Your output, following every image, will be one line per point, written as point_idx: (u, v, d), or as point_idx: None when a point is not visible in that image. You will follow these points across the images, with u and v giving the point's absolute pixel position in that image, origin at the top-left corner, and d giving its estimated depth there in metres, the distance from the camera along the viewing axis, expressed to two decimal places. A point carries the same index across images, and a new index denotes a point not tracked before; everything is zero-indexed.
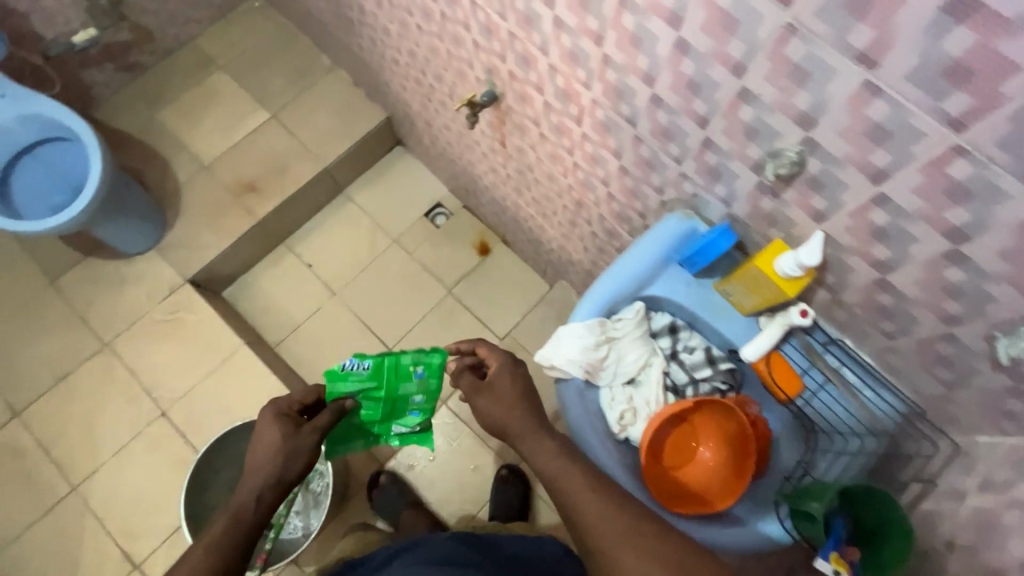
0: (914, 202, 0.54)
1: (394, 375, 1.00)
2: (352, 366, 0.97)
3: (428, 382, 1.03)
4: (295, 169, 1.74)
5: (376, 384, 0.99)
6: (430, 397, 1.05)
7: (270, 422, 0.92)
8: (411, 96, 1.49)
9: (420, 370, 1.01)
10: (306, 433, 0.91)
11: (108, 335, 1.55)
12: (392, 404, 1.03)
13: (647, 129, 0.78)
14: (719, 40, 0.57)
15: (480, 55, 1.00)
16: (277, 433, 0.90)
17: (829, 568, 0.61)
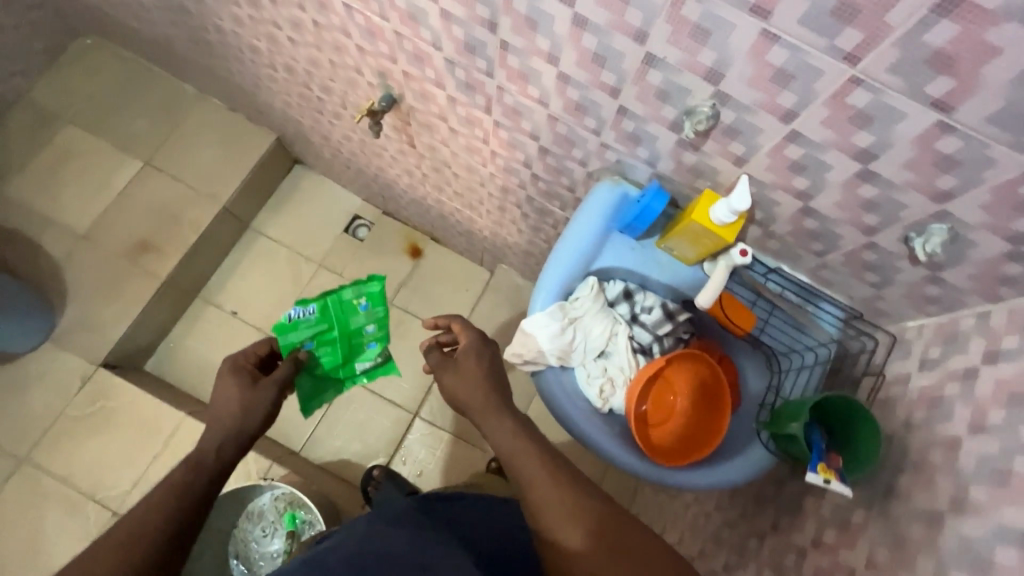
0: (823, 134, 0.57)
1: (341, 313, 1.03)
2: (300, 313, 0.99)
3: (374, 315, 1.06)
4: (191, 215, 1.59)
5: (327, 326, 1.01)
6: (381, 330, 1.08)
7: (229, 376, 0.87)
8: (300, 114, 1.40)
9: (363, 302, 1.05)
10: (262, 384, 0.86)
11: (23, 448, 1.36)
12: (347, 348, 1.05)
13: (560, 107, 0.77)
14: (616, 9, 0.57)
15: (366, 58, 0.93)
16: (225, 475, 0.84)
17: (821, 479, 0.66)
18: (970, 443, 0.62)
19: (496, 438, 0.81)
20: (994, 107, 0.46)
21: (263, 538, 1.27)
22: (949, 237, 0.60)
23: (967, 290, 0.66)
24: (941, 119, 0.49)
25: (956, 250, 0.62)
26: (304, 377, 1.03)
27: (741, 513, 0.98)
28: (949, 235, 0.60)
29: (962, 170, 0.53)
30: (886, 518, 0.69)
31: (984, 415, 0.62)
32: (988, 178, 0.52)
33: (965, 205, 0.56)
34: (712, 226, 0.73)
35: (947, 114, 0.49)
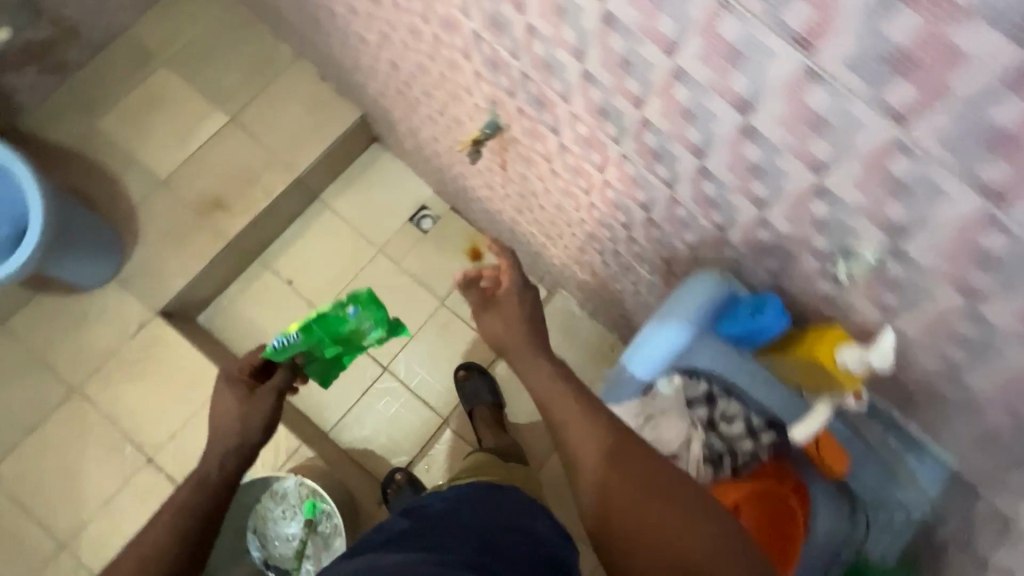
0: (1009, 321, 0.50)
1: (328, 323, 0.83)
2: (283, 341, 0.80)
3: (370, 313, 0.86)
4: (264, 180, 1.57)
5: (316, 339, 0.83)
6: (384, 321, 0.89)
7: (224, 389, 0.79)
8: (391, 102, 1.35)
9: (353, 308, 0.84)
10: (261, 394, 0.78)
11: (77, 379, 1.42)
12: (347, 340, 0.90)
13: (688, 194, 0.69)
14: (801, 136, 0.49)
15: (481, 84, 0.87)
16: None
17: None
18: None
19: (528, 378, 0.77)
20: None
21: (281, 519, 1.29)
22: None
23: None
24: None
25: None
26: (314, 365, 0.92)
27: None
28: None
29: None
30: None
31: None
32: None
33: None
34: (828, 375, 0.68)
35: None
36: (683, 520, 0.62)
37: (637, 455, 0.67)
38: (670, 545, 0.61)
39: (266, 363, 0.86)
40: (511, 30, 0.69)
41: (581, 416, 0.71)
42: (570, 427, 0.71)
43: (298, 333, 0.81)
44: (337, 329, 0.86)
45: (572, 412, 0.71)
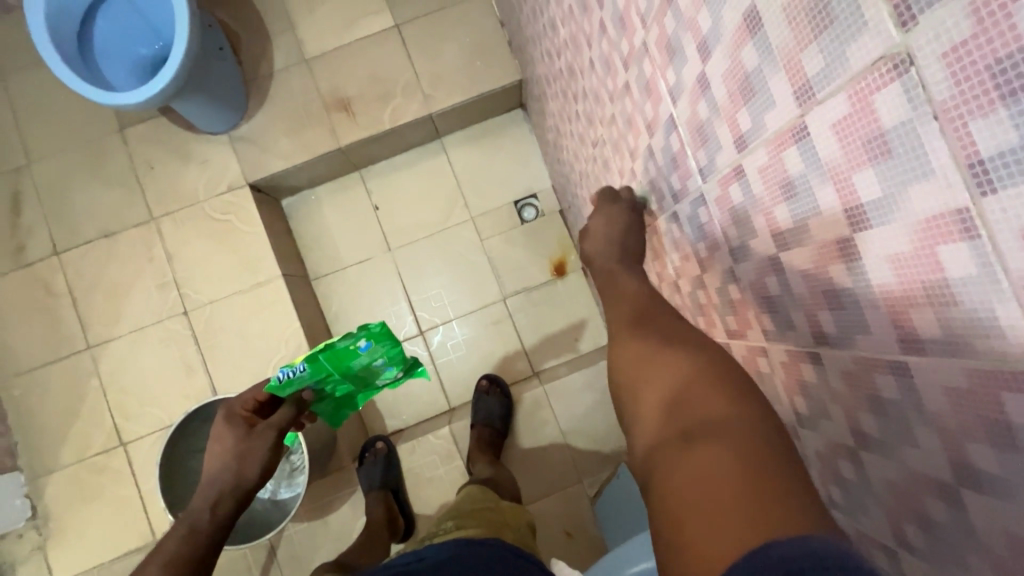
0: None
1: (338, 358, 0.87)
2: (289, 373, 0.84)
3: (379, 349, 0.90)
4: (398, 103, 1.49)
5: (326, 372, 0.88)
6: (390, 357, 0.93)
7: (223, 427, 0.83)
8: (552, 94, 1.20)
9: (363, 343, 0.87)
10: (262, 429, 0.82)
11: (158, 210, 1.47)
12: (359, 377, 0.95)
13: (816, 447, 0.53)
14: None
15: (648, 163, 0.72)
16: (229, 435, 0.82)
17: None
18: None
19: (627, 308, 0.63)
20: None
21: None
22: None
23: None
24: None
25: None
26: (323, 404, 0.98)
27: None
28: None
29: None
30: None
31: None
32: None
33: None
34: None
35: None
36: (726, 458, 0.39)
37: (698, 394, 0.46)
38: (695, 486, 0.39)
39: (273, 401, 0.88)
40: (715, 150, 0.53)
41: (665, 358, 0.51)
42: (638, 384, 0.53)
43: (306, 366, 0.85)
44: (347, 364, 0.90)
45: (652, 376, 0.51)
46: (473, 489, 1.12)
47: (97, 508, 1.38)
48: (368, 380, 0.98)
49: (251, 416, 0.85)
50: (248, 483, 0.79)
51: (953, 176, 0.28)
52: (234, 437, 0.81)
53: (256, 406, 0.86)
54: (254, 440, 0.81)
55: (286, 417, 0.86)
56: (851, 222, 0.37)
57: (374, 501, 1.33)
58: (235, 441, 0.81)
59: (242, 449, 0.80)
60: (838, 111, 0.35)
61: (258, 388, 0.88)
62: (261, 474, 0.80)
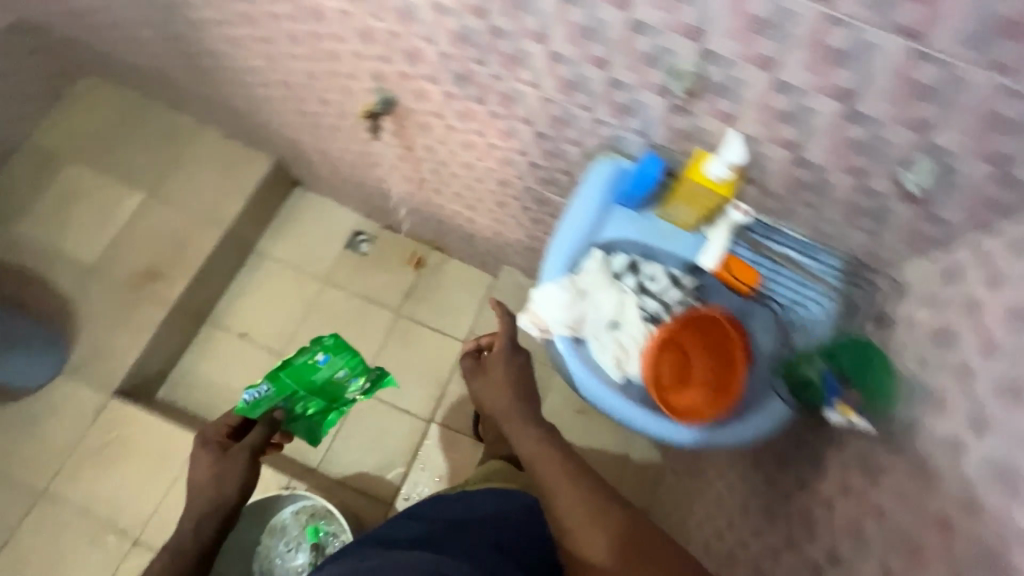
0: (805, 78, 0.60)
1: (299, 374, 1.03)
2: (254, 394, 0.99)
3: (339, 360, 1.06)
4: (196, 241, 1.62)
5: (291, 389, 1.01)
6: (353, 369, 1.07)
7: (199, 451, 0.94)
8: (297, 132, 1.44)
9: (320, 355, 1.05)
10: (232, 452, 0.93)
11: (41, 482, 1.36)
12: (328, 395, 1.06)
13: (553, 86, 0.80)
14: None
15: (363, 63, 0.98)
16: (203, 461, 0.93)
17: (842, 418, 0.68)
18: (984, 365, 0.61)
19: None
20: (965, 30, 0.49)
21: (286, 552, 1.25)
22: (936, 169, 0.63)
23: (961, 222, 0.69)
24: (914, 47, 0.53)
25: (944, 181, 0.64)
26: (299, 427, 1.05)
27: (763, 476, 0.95)
28: (936, 166, 0.62)
29: (940, 97, 0.56)
30: None
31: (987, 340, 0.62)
32: (965, 99, 0.55)
33: (947, 132, 0.59)
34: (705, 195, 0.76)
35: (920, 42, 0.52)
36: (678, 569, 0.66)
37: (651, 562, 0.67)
38: None
39: (245, 424, 1.00)
40: None
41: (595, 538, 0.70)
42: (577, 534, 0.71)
43: (270, 384, 1.00)
44: (310, 380, 1.04)
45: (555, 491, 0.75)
46: (489, 461, 1.18)
47: None
48: (337, 399, 1.07)
49: (225, 440, 0.96)
50: (229, 500, 0.91)
51: None
52: (210, 463, 0.92)
53: (230, 431, 0.98)
54: (226, 461, 0.93)
55: (257, 435, 0.96)
56: None
57: None
58: (211, 462, 0.93)
59: (216, 469, 0.92)
60: None
61: (229, 417, 1.00)
62: (240, 487, 0.92)
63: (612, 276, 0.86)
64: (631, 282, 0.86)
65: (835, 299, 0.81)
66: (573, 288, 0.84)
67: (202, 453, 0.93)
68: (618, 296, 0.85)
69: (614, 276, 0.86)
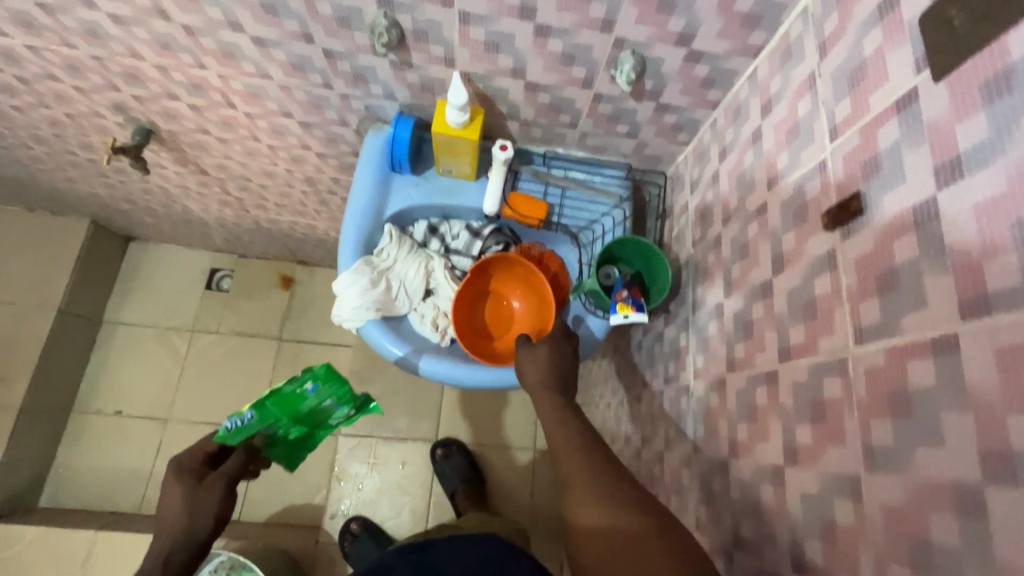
0: (484, 4, 0.59)
1: (286, 402, 0.82)
2: (236, 422, 0.79)
3: (329, 389, 0.84)
4: (25, 333, 1.46)
5: (275, 418, 0.81)
6: (343, 397, 0.86)
7: (171, 481, 0.74)
8: (89, 186, 1.30)
9: (310, 385, 0.82)
10: (209, 480, 0.74)
11: None
12: (313, 422, 0.86)
13: (281, 72, 0.75)
14: None
15: (93, 97, 0.88)
16: (176, 491, 0.73)
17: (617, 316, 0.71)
18: (727, 232, 0.66)
19: None
20: None
21: None
22: (637, 61, 0.64)
23: (689, 105, 0.72)
24: None
25: (652, 71, 0.66)
26: (283, 451, 0.88)
27: (625, 387, 0.99)
28: (636, 58, 0.64)
29: None
30: None
31: (727, 209, 0.66)
32: None
33: (625, 25, 0.60)
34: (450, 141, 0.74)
35: None
36: None
37: None
38: None
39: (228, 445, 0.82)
40: (39, 21, 0.72)
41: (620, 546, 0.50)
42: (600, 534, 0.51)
43: (253, 412, 0.80)
44: (297, 408, 0.83)
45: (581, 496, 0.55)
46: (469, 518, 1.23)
47: None
48: (323, 424, 0.89)
49: (204, 468, 0.77)
50: (202, 535, 0.71)
51: None
52: (182, 493, 0.72)
53: (209, 456, 0.79)
54: (200, 494, 0.73)
55: (235, 462, 0.77)
56: None
57: (361, 541, 1.34)
58: (185, 493, 0.73)
59: (190, 502, 0.72)
60: None
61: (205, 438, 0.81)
62: (214, 523, 0.72)
63: (415, 245, 0.86)
64: (436, 246, 0.87)
65: (623, 206, 0.84)
66: (374, 265, 0.81)
67: (175, 483, 0.74)
68: (424, 262, 0.84)
69: (417, 244, 0.86)
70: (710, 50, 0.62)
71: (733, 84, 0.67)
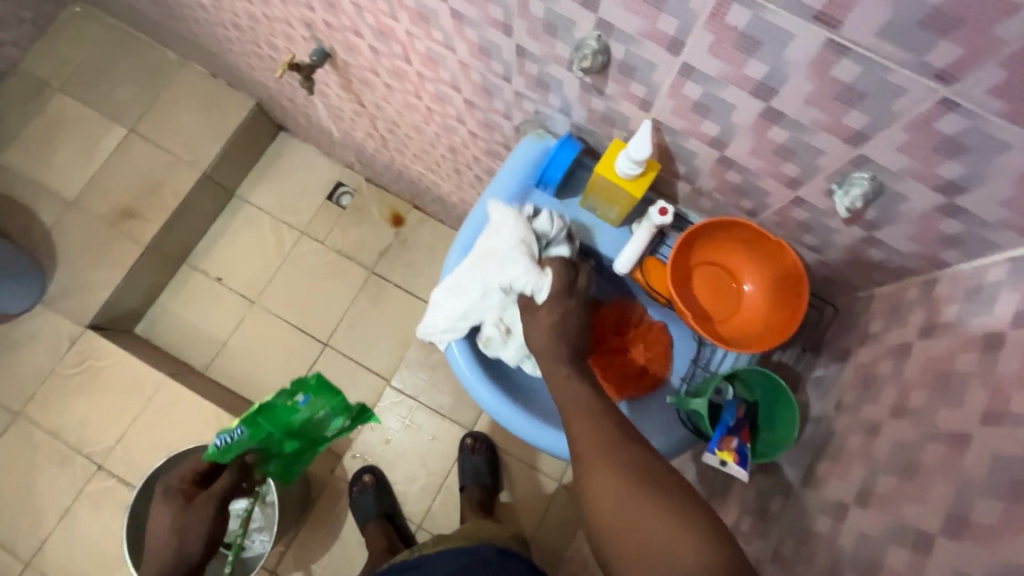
0: (715, 66, 0.49)
1: (276, 418, 1.06)
2: (227, 439, 1.01)
3: (320, 400, 1.09)
4: (172, 184, 1.61)
5: (266, 432, 1.05)
6: (333, 407, 1.11)
7: (160, 507, 1.05)
8: (265, 77, 1.37)
9: (302, 398, 1.06)
10: (192, 503, 1.03)
11: (17, 403, 1.45)
12: (302, 433, 1.12)
13: (466, 49, 0.70)
14: None
15: (291, 9, 0.89)
16: (167, 512, 1.03)
17: (714, 461, 0.65)
18: None
19: None
20: (884, 18, 0.37)
21: None
22: (871, 189, 0.51)
23: (909, 253, 0.57)
24: (830, 37, 0.40)
25: (883, 204, 0.53)
26: (274, 463, 1.16)
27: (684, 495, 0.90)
28: (872, 186, 0.51)
29: (870, 104, 0.44)
30: (801, 506, 0.64)
31: None
32: (898, 110, 0.43)
33: (881, 147, 0.47)
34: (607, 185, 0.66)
35: (835, 31, 0.40)
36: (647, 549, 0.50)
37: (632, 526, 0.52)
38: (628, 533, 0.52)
39: (211, 468, 1.09)
40: None
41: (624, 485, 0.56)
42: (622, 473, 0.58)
43: (244, 428, 1.02)
44: (287, 422, 1.08)
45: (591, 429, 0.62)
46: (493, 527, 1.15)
47: None
48: (314, 434, 1.16)
49: (189, 488, 1.07)
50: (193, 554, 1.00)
51: None
52: (167, 512, 1.03)
53: (193, 475, 1.07)
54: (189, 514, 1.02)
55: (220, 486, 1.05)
56: None
57: (369, 496, 1.39)
58: (171, 518, 1.02)
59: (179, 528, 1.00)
60: None
61: (196, 462, 1.09)
62: (203, 542, 1.00)
63: None
64: (559, 254, 0.72)
65: None
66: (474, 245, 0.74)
67: (164, 506, 1.04)
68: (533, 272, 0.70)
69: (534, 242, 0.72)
70: (979, 212, 0.47)
71: (983, 256, 0.52)
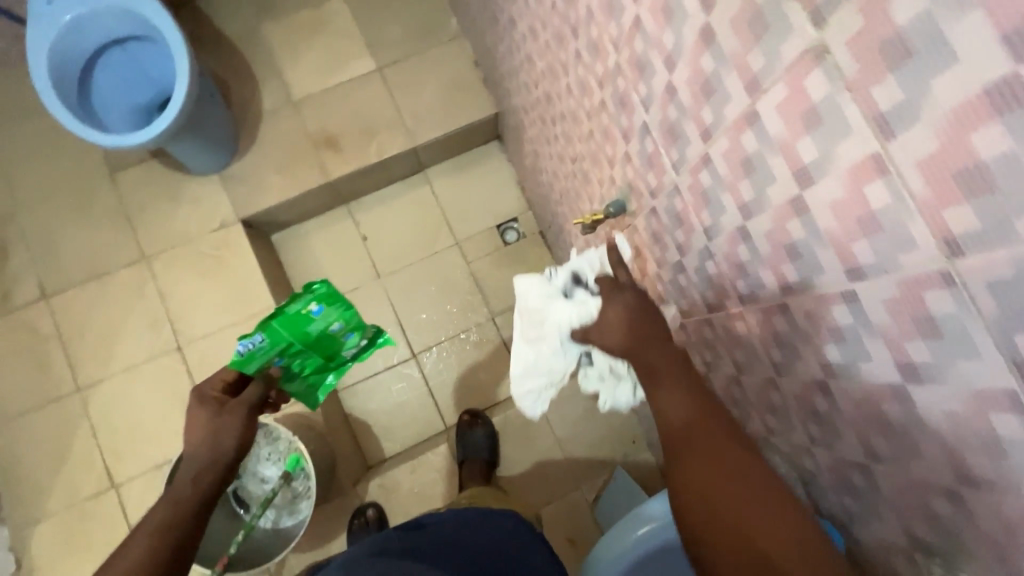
0: None
1: (293, 324, 0.94)
2: (248, 345, 0.92)
3: (334, 312, 0.97)
4: (384, 139, 1.60)
5: (286, 342, 0.94)
6: (348, 322, 1.00)
7: (193, 410, 0.83)
8: (532, 123, 1.31)
9: (314, 305, 0.94)
10: (230, 407, 0.83)
11: (150, 248, 1.50)
12: (325, 348, 1.01)
13: (795, 391, 0.62)
14: (959, 434, 0.43)
15: (626, 167, 0.83)
16: (201, 417, 0.82)
17: None
18: None
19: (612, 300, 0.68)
20: None
21: (264, 460, 1.32)
22: None
23: None
24: None
25: None
26: (297, 384, 1.03)
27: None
28: None
29: None
30: None
31: None
32: None
33: None
34: None
35: None
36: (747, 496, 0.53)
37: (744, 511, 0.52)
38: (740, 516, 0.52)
39: (241, 381, 0.92)
40: (685, 148, 0.64)
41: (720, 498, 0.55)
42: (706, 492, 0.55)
43: (263, 337, 0.93)
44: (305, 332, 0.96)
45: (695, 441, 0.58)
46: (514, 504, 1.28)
47: (87, 555, 1.33)
48: (335, 354, 1.04)
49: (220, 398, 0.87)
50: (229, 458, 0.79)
51: (868, 132, 0.38)
52: (202, 417, 0.82)
53: (225, 387, 0.90)
54: (224, 420, 0.81)
55: (255, 395, 0.86)
56: (801, 181, 0.47)
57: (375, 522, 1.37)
58: (205, 420, 0.82)
59: (214, 423, 0.81)
60: (780, 95, 0.44)
61: (226, 370, 0.92)
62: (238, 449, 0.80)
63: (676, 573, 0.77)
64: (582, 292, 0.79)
65: None
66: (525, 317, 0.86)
67: (198, 411, 0.82)
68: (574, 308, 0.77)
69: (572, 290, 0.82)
70: None
71: None
